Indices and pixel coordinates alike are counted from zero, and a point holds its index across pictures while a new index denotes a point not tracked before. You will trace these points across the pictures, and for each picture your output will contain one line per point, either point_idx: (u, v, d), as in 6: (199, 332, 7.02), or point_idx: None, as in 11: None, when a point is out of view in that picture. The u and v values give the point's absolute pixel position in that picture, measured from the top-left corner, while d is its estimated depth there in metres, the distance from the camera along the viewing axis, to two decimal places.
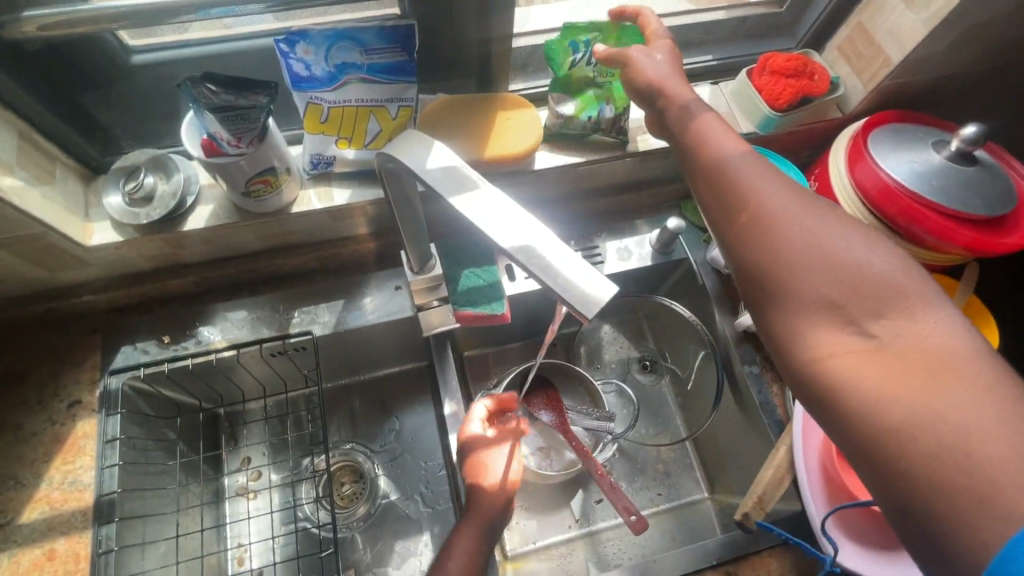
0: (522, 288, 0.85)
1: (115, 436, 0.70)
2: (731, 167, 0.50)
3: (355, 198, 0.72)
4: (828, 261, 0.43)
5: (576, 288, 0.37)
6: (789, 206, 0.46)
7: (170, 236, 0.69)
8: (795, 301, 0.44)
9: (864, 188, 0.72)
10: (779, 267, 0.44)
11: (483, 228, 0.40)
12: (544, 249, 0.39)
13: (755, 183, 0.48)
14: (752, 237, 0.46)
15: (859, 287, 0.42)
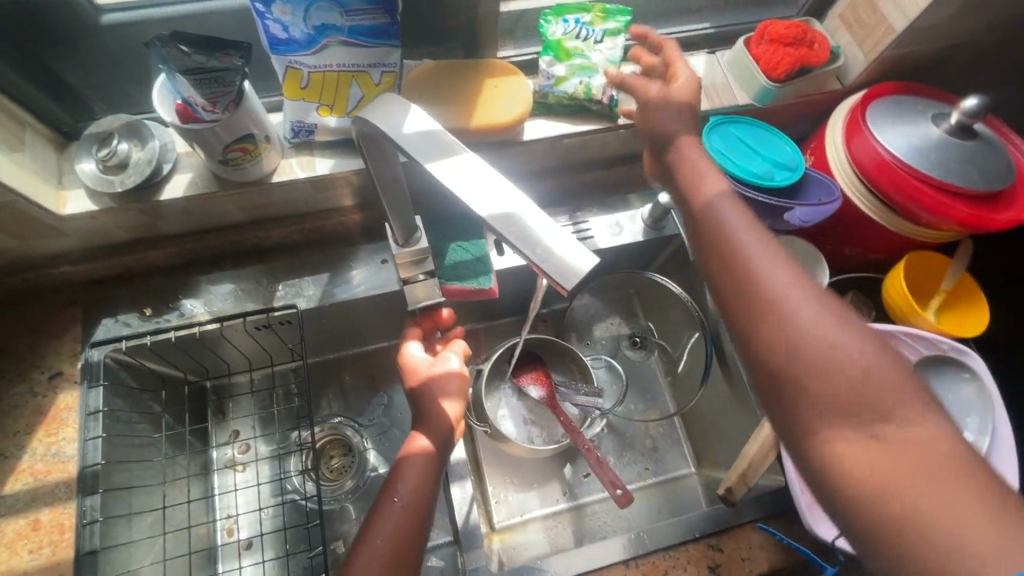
0: (510, 262, 0.84)
1: (97, 408, 0.70)
2: (737, 240, 0.51)
3: (338, 168, 0.70)
4: (831, 352, 0.44)
5: (558, 259, 0.36)
6: (792, 286, 0.47)
7: (147, 206, 0.67)
8: (800, 389, 0.45)
9: (860, 162, 0.70)
10: (785, 354, 0.45)
11: (462, 196, 0.39)
12: (526, 221, 0.37)
13: (758, 263, 0.49)
14: (758, 318, 0.48)
15: (861, 379, 0.43)
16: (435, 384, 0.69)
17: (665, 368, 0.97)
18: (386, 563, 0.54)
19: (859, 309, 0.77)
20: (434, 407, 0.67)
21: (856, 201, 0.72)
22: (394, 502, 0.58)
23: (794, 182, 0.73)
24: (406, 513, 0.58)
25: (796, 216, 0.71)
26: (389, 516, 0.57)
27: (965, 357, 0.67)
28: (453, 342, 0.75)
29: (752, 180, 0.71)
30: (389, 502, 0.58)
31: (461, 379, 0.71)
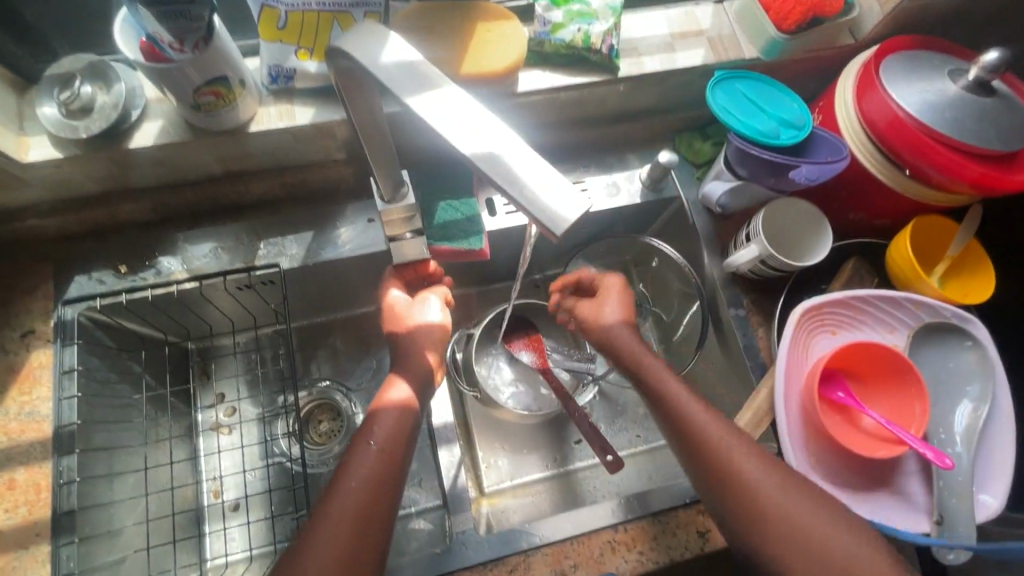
0: (503, 224, 0.79)
1: (72, 367, 0.67)
2: (691, 413, 0.60)
3: (318, 119, 0.66)
4: (779, 505, 0.54)
5: (549, 203, 0.33)
6: (748, 455, 0.57)
7: (116, 154, 0.63)
8: (766, 542, 0.53)
9: (871, 119, 0.67)
10: (746, 513, 0.54)
11: (443, 133, 0.36)
12: (517, 162, 0.34)
13: (703, 425, 0.59)
14: (718, 479, 0.57)
15: (807, 526, 0.53)
16: (418, 334, 0.69)
17: (660, 336, 0.95)
18: (362, 509, 0.53)
19: (861, 276, 0.74)
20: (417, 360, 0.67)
21: (864, 162, 0.69)
22: (370, 447, 0.57)
23: (800, 140, 0.69)
24: (383, 459, 0.56)
25: (801, 174, 0.67)
26: (365, 459, 0.56)
27: (968, 326, 0.65)
28: (439, 290, 0.73)
29: (756, 137, 0.67)
30: (366, 446, 0.57)
31: (443, 330, 0.71)
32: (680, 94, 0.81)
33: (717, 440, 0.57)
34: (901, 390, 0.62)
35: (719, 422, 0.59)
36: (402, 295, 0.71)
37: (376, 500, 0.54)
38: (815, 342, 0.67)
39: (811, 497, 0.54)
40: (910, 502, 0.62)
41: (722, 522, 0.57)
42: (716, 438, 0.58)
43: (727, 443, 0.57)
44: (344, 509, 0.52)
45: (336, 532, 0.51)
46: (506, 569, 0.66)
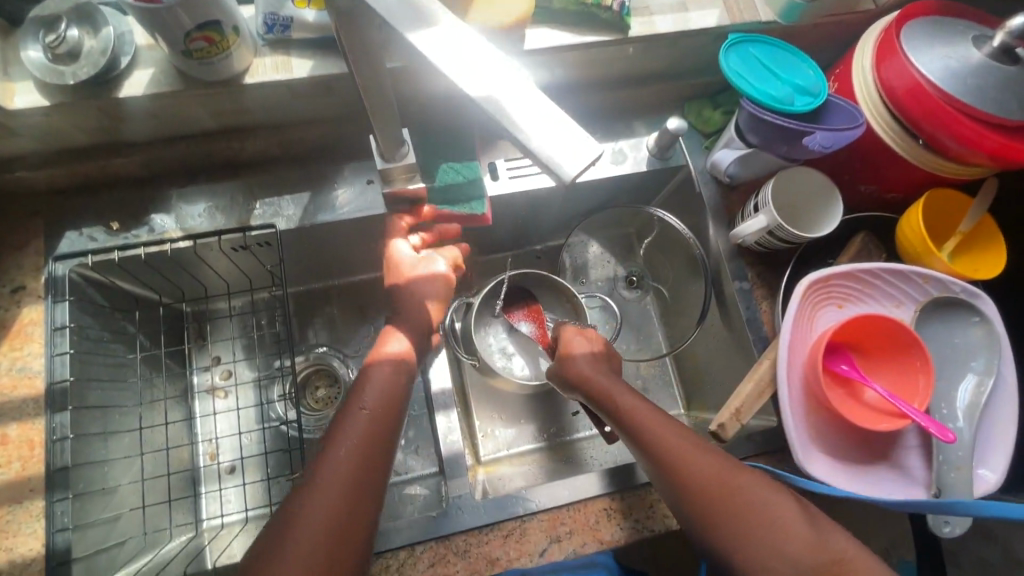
0: (506, 189, 0.76)
1: (64, 324, 0.66)
2: (652, 428, 0.59)
3: (316, 72, 0.63)
4: (744, 508, 0.53)
5: (558, 151, 0.33)
6: (712, 462, 0.56)
7: (105, 104, 0.61)
8: (739, 548, 0.53)
9: (890, 87, 0.64)
10: (715, 519, 0.54)
11: (448, 73, 0.34)
12: (526, 108, 0.34)
13: (660, 438, 0.58)
14: (686, 492, 0.55)
15: (776, 529, 0.52)
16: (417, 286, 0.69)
17: (660, 309, 0.94)
18: (353, 476, 0.53)
19: (869, 251, 0.73)
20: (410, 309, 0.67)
21: (881, 133, 0.67)
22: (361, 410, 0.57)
23: (814, 108, 0.67)
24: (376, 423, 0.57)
25: (815, 141, 0.64)
26: (356, 420, 0.57)
27: (978, 302, 0.63)
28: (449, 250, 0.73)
29: (770, 103, 0.65)
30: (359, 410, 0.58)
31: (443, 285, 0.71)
32: (691, 59, 0.78)
33: (677, 450, 0.57)
34: (904, 365, 0.61)
35: (676, 432, 0.59)
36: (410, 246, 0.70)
37: (368, 461, 0.54)
38: (820, 314, 0.66)
39: (775, 498, 0.54)
40: (907, 475, 0.62)
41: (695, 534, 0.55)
42: (676, 449, 0.57)
43: (687, 453, 0.57)
44: (333, 468, 0.53)
45: (327, 490, 0.51)
46: (501, 534, 0.66)
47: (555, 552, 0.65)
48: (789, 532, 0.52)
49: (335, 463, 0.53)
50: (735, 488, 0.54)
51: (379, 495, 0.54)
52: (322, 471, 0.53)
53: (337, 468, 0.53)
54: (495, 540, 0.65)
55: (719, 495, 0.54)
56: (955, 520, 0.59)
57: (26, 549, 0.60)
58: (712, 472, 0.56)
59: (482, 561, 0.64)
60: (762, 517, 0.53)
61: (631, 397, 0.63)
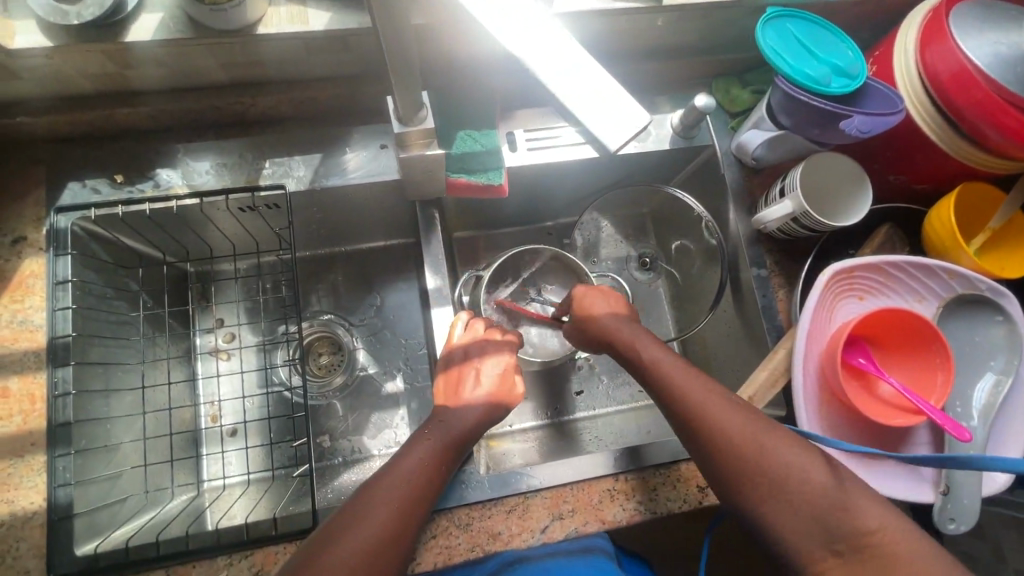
0: (524, 161, 0.74)
1: (66, 278, 0.64)
2: (677, 382, 0.59)
3: (333, 26, 0.60)
4: (765, 460, 0.53)
5: (608, 125, 0.34)
6: (733, 415, 0.55)
7: (111, 48, 0.58)
8: (759, 498, 0.52)
9: (934, 72, 0.62)
10: (735, 470, 0.53)
11: (484, 20, 0.34)
12: (569, 79, 0.35)
13: (686, 390, 0.58)
14: (705, 443, 0.55)
15: (793, 483, 0.51)
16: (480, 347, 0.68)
17: (671, 293, 0.92)
18: (404, 498, 0.55)
19: (891, 243, 0.71)
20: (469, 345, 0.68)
21: (917, 120, 0.64)
22: (426, 433, 0.61)
23: (851, 90, 0.64)
24: (439, 445, 0.60)
25: (853, 125, 0.62)
26: (421, 443, 0.60)
27: (1001, 300, 0.62)
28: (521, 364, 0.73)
29: (807, 84, 0.62)
30: (422, 434, 0.61)
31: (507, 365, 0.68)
32: (723, 32, 0.75)
33: (700, 403, 0.56)
34: (923, 359, 0.60)
35: (703, 386, 0.58)
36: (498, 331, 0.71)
37: (423, 485, 0.57)
38: (840, 305, 0.65)
39: (796, 456, 0.53)
40: (916, 470, 0.61)
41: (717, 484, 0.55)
42: (700, 402, 0.57)
43: (709, 408, 0.56)
44: (392, 483, 0.56)
45: (383, 504, 0.54)
46: (504, 509, 0.66)
47: (557, 530, 0.65)
48: (810, 485, 0.51)
49: (394, 477, 0.56)
50: (757, 441, 0.53)
51: (402, 484, 0.56)
52: (379, 486, 0.55)
53: (395, 484, 0.56)
54: (498, 515, 0.65)
55: (740, 448, 0.54)
56: (961, 518, 0.59)
57: (28, 503, 0.60)
58: (735, 425, 0.55)
59: (484, 535, 0.64)
60: (783, 472, 0.52)
61: (660, 351, 0.63)
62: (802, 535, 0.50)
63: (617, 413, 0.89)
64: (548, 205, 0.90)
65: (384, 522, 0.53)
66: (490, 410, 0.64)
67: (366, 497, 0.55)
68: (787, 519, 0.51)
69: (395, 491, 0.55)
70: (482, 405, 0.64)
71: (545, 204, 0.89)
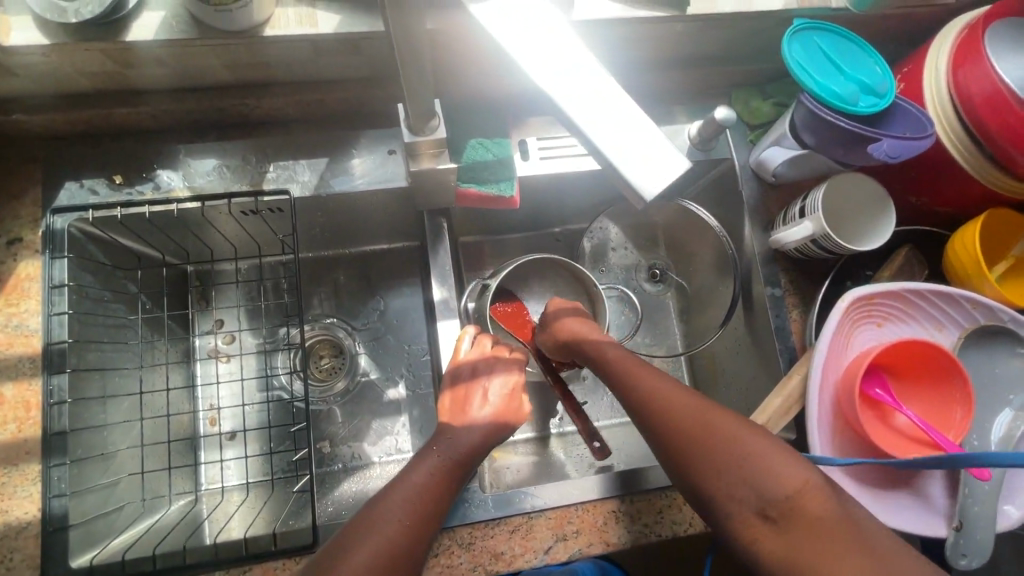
0: (536, 170, 0.71)
1: (63, 282, 0.63)
2: (626, 366, 0.60)
3: (344, 30, 0.57)
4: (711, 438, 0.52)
5: (632, 163, 0.32)
6: (675, 392, 0.56)
7: (112, 47, 0.55)
8: (703, 474, 0.52)
9: (967, 93, 0.60)
10: (683, 449, 0.53)
11: (517, 58, 0.33)
12: (569, 80, 0.33)
13: (640, 382, 0.58)
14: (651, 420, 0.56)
15: (729, 450, 0.51)
16: (467, 367, 0.66)
17: (680, 305, 0.90)
18: (414, 515, 0.54)
19: (911, 266, 0.70)
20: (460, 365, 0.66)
21: (946, 142, 0.62)
22: (434, 448, 0.60)
23: (880, 110, 0.62)
24: (447, 461, 0.59)
25: (881, 148, 0.60)
26: (428, 454, 0.60)
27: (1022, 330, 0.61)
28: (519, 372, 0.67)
29: (834, 103, 0.60)
30: (429, 450, 0.60)
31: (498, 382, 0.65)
32: (748, 41, 0.72)
33: (645, 382, 0.58)
34: (944, 393, 0.59)
35: (656, 377, 0.58)
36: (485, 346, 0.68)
37: (429, 504, 0.56)
38: (858, 333, 0.63)
39: (733, 426, 0.53)
40: (929, 504, 0.60)
41: (664, 460, 0.55)
42: (653, 390, 0.57)
43: (653, 386, 0.57)
44: (393, 504, 0.54)
45: (388, 518, 0.53)
46: (507, 529, 0.64)
47: (561, 550, 0.64)
48: (757, 460, 0.50)
49: (402, 494, 0.55)
50: (704, 421, 0.53)
51: (403, 506, 0.54)
52: (385, 503, 0.55)
53: (399, 499, 0.55)
54: (501, 535, 0.64)
55: (689, 429, 0.53)
56: (973, 554, 0.58)
57: (22, 512, 0.59)
58: (684, 408, 0.55)
59: (486, 554, 0.63)
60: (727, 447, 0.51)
61: (612, 348, 0.63)
62: (738, 502, 0.50)
63: (621, 426, 0.87)
64: (558, 213, 0.87)
65: (390, 537, 0.52)
66: (496, 430, 0.63)
67: (374, 507, 0.54)
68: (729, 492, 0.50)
69: (402, 506, 0.54)
70: (489, 425, 0.62)
71: (555, 211, 0.87)
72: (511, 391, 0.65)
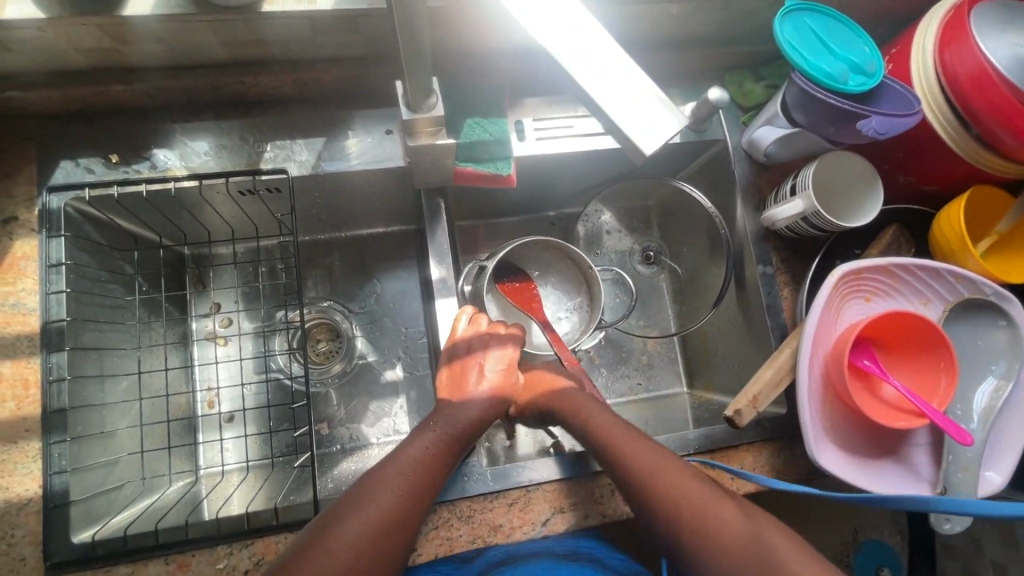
0: (532, 151, 0.72)
1: (60, 261, 0.62)
2: (598, 423, 0.61)
3: (342, 7, 0.58)
4: (676, 492, 0.53)
5: (634, 116, 0.33)
6: (638, 447, 0.58)
7: (109, 22, 0.55)
8: (681, 532, 0.52)
9: (953, 72, 0.61)
10: (656, 509, 0.54)
11: (527, 30, 0.33)
12: (578, 39, 0.34)
13: (614, 440, 0.59)
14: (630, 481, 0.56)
15: (699, 512, 0.52)
16: (460, 347, 0.66)
17: (674, 288, 0.92)
18: (412, 485, 0.55)
19: (898, 244, 0.71)
20: (456, 344, 0.66)
21: (932, 121, 0.64)
22: (432, 423, 0.61)
23: (868, 89, 0.63)
24: (445, 434, 0.60)
25: (869, 126, 0.61)
26: (428, 430, 0.60)
27: (1005, 305, 0.63)
28: (512, 350, 0.67)
29: (825, 81, 0.61)
30: (427, 427, 0.61)
31: (495, 359, 0.66)
32: (740, 23, 0.73)
33: (617, 440, 0.58)
34: (929, 362, 0.60)
35: (625, 431, 0.59)
36: (474, 322, 0.68)
37: (427, 475, 0.57)
38: (847, 308, 0.65)
39: (696, 489, 0.54)
40: (914, 472, 0.62)
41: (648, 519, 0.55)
42: (627, 450, 0.57)
43: (623, 444, 0.58)
44: (392, 475, 0.55)
45: (381, 491, 0.54)
46: (506, 502, 0.66)
47: (559, 522, 0.66)
48: (714, 515, 0.52)
49: (400, 464, 0.56)
50: (673, 475, 0.55)
51: (404, 478, 0.55)
52: (385, 473, 0.56)
53: (398, 471, 0.56)
54: (499, 508, 0.65)
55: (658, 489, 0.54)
56: (957, 518, 0.60)
57: (22, 489, 0.59)
58: (648, 459, 0.56)
59: (486, 527, 0.65)
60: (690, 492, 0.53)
61: (590, 404, 0.63)
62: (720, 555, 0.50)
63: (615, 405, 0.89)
64: (552, 195, 0.88)
65: (389, 503, 0.53)
66: (494, 410, 0.63)
67: (375, 474, 0.55)
68: (711, 557, 0.50)
69: (402, 477, 0.55)
70: (486, 400, 0.63)
71: (550, 193, 0.87)
72: (501, 372, 0.66)
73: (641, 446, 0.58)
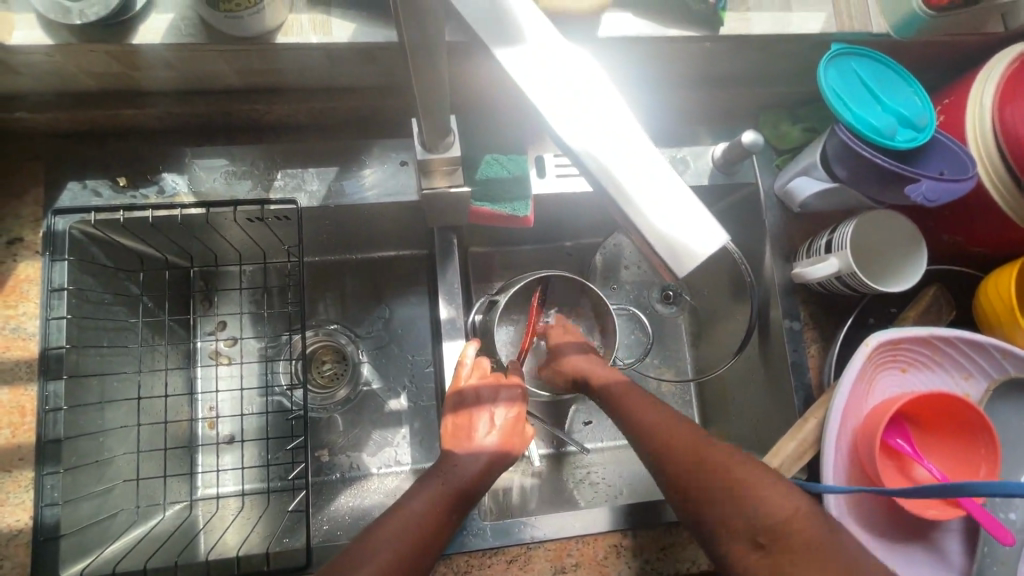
0: (552, 189, 0.68)
1: (62, 286, 0.61)
2: (626, 397, 0.60)
3: (359, 40, 0.55)
4: (662, 430, 0.55)
5: (645, 184, 0.29)
6: (642, 405, 0.58)
7: (118, 49, 0.53)
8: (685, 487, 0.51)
9: (1013, 131, 0.57)
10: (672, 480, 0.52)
11: (529, 91, 0.30)
12: (580, 75, 0.31)
13: (626, 405, 0.59)
14: (634, 439, 0.57)
15: (675, 438, 0.54)
16: (464, 394, 0.64)
17: (693, 330, 0.88)
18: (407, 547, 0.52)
19: (938, 307, 0.67)
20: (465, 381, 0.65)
21: (986, 180, 0.59)
22: (435, 475, 0.58)
23: (917, 144, 0.59)
24: (447, 485, 0.57)
25: (919, 190, 0.57)
26: (428, 481, 0.57)
27: None
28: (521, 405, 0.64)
29: (870, 136, 0.57)
30: (427, 476, 0.58)
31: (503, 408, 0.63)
32: (780, 64, 0.69)
33: (627, 403, 0.59)
34: (967, 449, 0.56)
35: (636, 395, 0.60)
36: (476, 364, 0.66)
37: (424, 538, 0.54)
38: (881, 379, 0.61)
39: (675, 424, 0.55)
40: (945, 561, 0.58)
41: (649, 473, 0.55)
42: (662, 429, 0.55)
43: (632, 404, 0.59)
44: (390, 535, 0.52)
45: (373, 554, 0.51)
46: (505, 559, 0.63)
47: None
48: (688, 439, 0.53)
49: (396, 520, 0.54)
50: (659, 418, 0.56)
51: (401, 535, 0.53)
52: (377, 531, 0.53)
53: (393, 530, 0.53)
54: (498, 565, 0.63)
55: (652, 435, 0.55)
56: None
57: (14, 520, 0.58)
58: (649, 415, 0.57)
59: None
60: (671, 427, 0.55)
61: (631, 391, 0.61)
62: (691, 471, 0.51)
63: (624, 449, 0.86)
64: (571, 227, 0.85)
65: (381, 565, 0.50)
66: (493, 470, 0.60)
67: (369, 532, 0.53)
68: (685, 473, 0.51)
69: (397, 536, 0.52)
70: (489, 454, 0.60)
71: (568, 225, 0.84)
72: (501, 421, 0.62)
73: (643, 403, 0.58)
